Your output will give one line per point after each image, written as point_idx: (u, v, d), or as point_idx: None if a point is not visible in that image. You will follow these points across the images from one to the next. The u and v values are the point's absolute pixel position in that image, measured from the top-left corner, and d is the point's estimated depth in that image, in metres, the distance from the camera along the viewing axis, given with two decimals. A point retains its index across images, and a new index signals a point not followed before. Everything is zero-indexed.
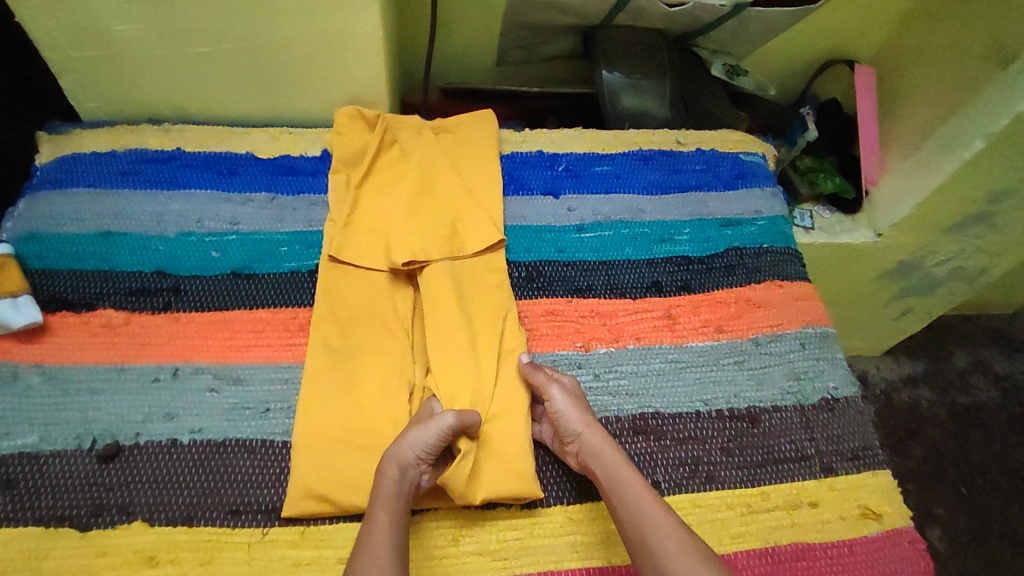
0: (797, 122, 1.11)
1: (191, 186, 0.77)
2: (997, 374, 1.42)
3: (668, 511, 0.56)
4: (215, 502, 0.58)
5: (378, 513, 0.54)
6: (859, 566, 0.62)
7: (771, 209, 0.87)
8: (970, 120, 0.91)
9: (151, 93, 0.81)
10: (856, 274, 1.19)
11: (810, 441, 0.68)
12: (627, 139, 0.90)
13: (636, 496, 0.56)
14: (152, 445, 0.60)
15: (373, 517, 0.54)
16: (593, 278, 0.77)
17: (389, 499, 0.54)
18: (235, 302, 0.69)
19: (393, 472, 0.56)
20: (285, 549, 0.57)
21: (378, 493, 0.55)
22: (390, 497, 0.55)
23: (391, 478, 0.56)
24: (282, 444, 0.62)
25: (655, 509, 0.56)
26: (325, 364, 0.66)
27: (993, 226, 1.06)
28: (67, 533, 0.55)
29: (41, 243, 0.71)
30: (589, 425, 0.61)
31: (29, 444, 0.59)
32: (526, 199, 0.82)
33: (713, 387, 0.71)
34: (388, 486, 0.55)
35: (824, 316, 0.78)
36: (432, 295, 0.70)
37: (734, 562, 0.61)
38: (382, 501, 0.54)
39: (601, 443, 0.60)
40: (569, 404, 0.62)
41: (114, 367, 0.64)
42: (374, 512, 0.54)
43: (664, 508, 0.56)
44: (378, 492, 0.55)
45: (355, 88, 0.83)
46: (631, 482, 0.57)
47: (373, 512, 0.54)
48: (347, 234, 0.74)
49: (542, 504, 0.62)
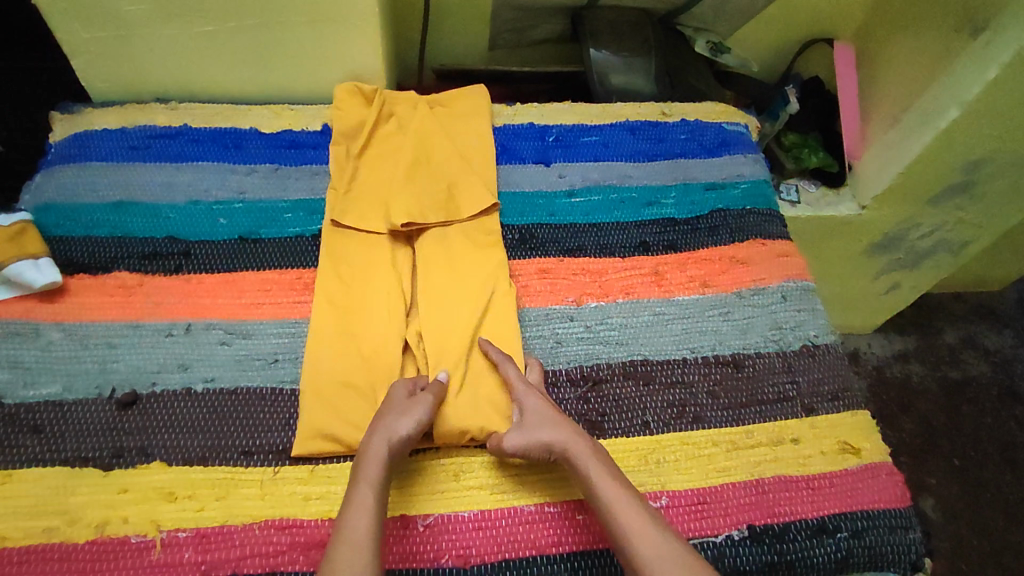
0: (780, 96, 1.14)
1: (198, 159, 0.81)
2: (986, 349, 1.45)
3: (641, 509, 0.56)
4: (228, 444, 0.62)
5: (361, 491, 0.55)
6: (838, 496, 0.65)
7: (754, 173, 0.91)
8: (944, 91, 0.95)
9: (159, 73, 0.85)
10: (844, 249, 1.22)
11: (792, 383, 0.72)
12: (614, 111, 0.94)
13: (609, 501, 0.56)
14: (168, 393, 0.64)
15: (356, 494, 0.54)
16: (584, 239, 0.80)
17: (373, 478, 0.55)
18: (244, 264, 0.73)
19: (379, 453, 0.57)
20: (296, 485, 0.60)
21: (363, 472, 0.56)
22: (374, 476, 0.56)
23: (375, 459, 0.56)
24: (290, 391, 0.66)
25: (628, 509, 0.56)
26: (330, 318, 0.69)
27: (973, 197, 1.09)
28: (91, 472, 0.59)
29: (57, 213, 0.75)
30: (554, 443, 0.60)
31: (53, 393, 0.63)
32: (520, 167, 0.86)
33: (699, 336, 0.74)
34: (372, 464, 0.56)
35: (805, 272, 0.82)
36: (427, 258, 0.75)
37: (719, 493, 0.64)
38: (365, 480, 0.55)
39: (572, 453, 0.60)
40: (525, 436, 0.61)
41: (131, 324, 0.68)
42: (358, 489, 0.55)
43: (641, 510, 0.56)
44: (362, 473, 0.56)
45: (353, 65, 0.87)
46: (605, 484, 0.57)
47: (357, 489, 0.55)
48: (348, 201, 0.78)
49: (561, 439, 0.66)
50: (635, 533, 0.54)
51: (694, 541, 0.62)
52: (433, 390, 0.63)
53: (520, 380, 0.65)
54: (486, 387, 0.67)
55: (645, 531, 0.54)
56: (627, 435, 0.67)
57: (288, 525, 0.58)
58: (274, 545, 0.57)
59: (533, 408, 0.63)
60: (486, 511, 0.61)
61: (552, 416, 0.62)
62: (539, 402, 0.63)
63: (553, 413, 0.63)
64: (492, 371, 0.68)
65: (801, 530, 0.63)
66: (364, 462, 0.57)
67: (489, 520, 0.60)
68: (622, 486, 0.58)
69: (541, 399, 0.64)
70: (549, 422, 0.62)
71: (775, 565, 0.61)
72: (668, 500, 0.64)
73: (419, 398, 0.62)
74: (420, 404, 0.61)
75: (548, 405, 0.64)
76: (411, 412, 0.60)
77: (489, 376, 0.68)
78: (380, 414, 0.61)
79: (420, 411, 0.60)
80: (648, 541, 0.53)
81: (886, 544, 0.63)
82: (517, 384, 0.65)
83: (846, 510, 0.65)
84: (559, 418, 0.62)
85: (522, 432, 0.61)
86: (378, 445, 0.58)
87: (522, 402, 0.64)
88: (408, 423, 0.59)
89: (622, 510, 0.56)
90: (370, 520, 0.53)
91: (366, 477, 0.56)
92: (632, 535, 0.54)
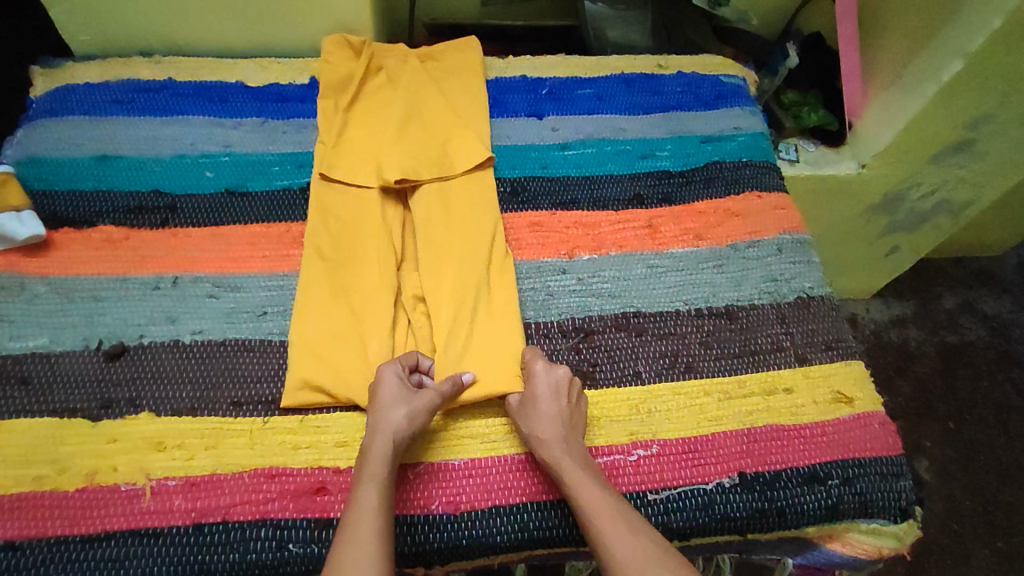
0: (779, 51, 1.10)
1: (184, 113, 0.79)
2: (985, 314, 1.45)
3: (617, 507, 0.55)
4: (217, 395, 0.61)
5: (366, 489, 0.54)
6: (831, 446, 0.65)
7: (751, 126, 0.89)
8: (946, 42, 0.92)
9: (142, 24, 0.83)
10: (843, 210, 1.20)
11: (786, 334, 0.71)
12: (609, 64, 0.92)
13: (586, 493, 0.55)
14: (156, 345, 0.64)
15: (360, 493, 0.54)
16: (576, 192, 0.79)
17: (377, 475, 0.54)
18: (230, 218, 0.72)
19: (383, 448, 0.56)
20: (286, 435, 0.60)
21: (368, 470, 0.55)
22: (379, 475, 0.55)
23: (379, 457, 0.55)
24: (279, 343, 0.65)
25: (605, 510, 0.54)
26: (320, 271, 0.69)
27: (975, 154, 1.07)
28: (80, 423, 0.59)
29: (41, 167, 0.74)
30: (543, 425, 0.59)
31: (40, 345, 0.63)
32: (512, 121, 0.84)
33: (693, 288, 0.74)
34: (377, 463, 0.55)
35: (801, 225, 0.81)
36: (423, 214, 0.74)
37: (710, 442, 0.64)
38: (371, 478, 0.54)
39: (556, 438, 0.58)
40: (523, 412, 0.61)
41: (117, 277, 0.67)
42: (362, 487, 0.54)
43: (616, 507, 0.55)
44: (367, 472, 0.55)
45: (339, 16, 0.85)
46: (580, 476, 0.56)
47: (362, 491, 0.54)
48: (337, 154, 0.76)
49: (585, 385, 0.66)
50: (613, 538, 0.53)
51: (683, 489, 0.62)
52: (442, 387, 0.61)
53: (539, 361, 0.64)
54: (487, 342, 0.66)
55: (628, 543, 0.53)
56: (619, 386, 0.67)
57: (278, 474, 0.58)
58: (264, 493, 0.57)
59: (539, 395, 0.61)
60: (475, 460, 0.61)
61: (551, 408, 0.60)
62: (548, 393, 0.61)
63: (554, 403, 0.60)
64: (492, 321, 0.68)
65: (792, 477, 0.63)
66: (368, 459, 0.55)
67: (478, 468, 0.60)
68: (600, 483, 0.57)
69: (551, 384, 0.62)
70: (546, 401, 0.60)
71: (765, 511, 0.61)
72: (658, 448, 0.63)
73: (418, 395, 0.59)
74: (427, 392, 0.60)
75: (554, 393, 0.61)
76: (410, 404, 0.59)
77: (489, 333, 0.67)
78: (377, 406, 0.59)
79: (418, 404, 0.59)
80: (620, 540, 0.53)
81: (876, 491, 0.63)
82: (535, 366, 0.63)
83: (839, 458, 0.64)
84: (561, 415, 0.60)
85: (522, 408, 0.61)
86: (382, 442, 0.56)
87: (533, 385, 0.62)
88: (409, 417, 0.58)
89: (600, 511, 0.54)
90: (374, 523, 0.52)
91: (372, 474, 0.55)
92: (603, 531, 0.53)
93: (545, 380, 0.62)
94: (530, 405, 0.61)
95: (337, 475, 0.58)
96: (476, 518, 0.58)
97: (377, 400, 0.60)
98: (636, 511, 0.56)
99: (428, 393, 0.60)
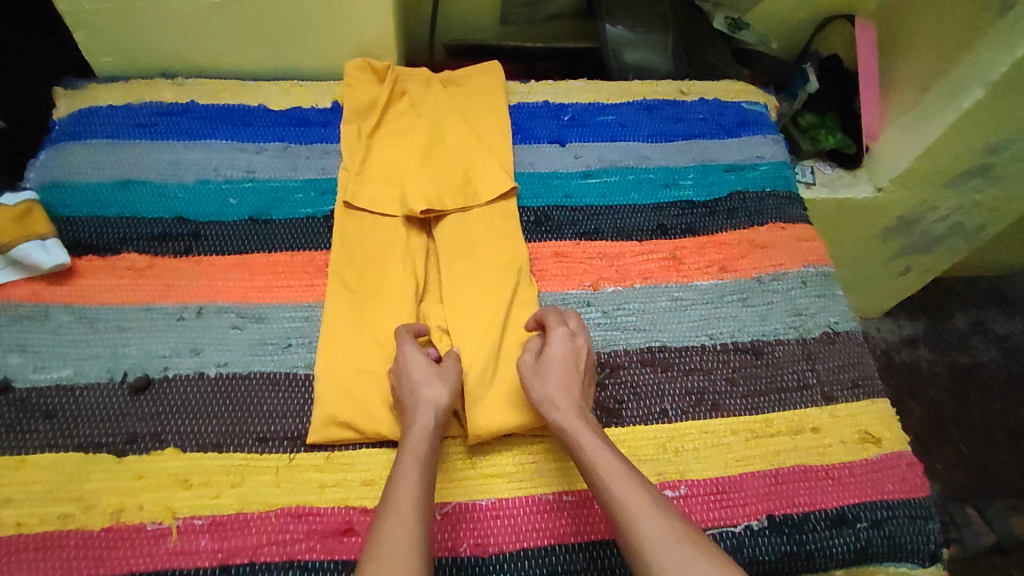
0: (797, 75, 1.10)
1: (207, 137, 0.79)
2: (997, 335, 1.44)
3: (638, 481, 0.54)
4: (242, 430, 0.61)
5: (406, 464, 0.55)
6: (859, 486, 0.65)
7: (774, 155, 0.88)
8: (969, 69, 0.91)
9: (166, 47, 0.82)
10: (860, 233, 1.20)
11: (812, 371, 0.71)
12: (631, 89, 0.92)
13: (608, 467, 0.55)
14: (181, 378, 0.63)
15: (401, 467, 0.54)
16: (601, 221, 0.79)
17: (418, 451, 0.56)
18: (254, 246, 0.71)
19: (425, 422, 0.57)
20: (312, 472, 0.60)
21: (409, 444, 0.56)
22: (419, 450, 0.56)
23: (421, 430, 0.57)
24: (304, 375, 0.65)
25: (625, 483, 0.53)
26: (345, 301, 0.68)
27: (992, 179, 1.06)
28: (104, 458, 0.58)
29: (64, 192, 0.74)
30: (556, 397, 0.60)
31: (64, 377, 0.62)
32: (534, 148, 0.84)
33: (718, 322, 0.73)
34: (419, 436, 0.57)
35: (826, 257, 0.80)
36: (449, 244, 0.73)
37: (737, 483, 0.64)
38: (411, 452, 0.56)
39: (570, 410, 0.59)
40: (533, 380, 0.62)
41: (141, 307, 0.67)
42: (404, 461, 0.55)
43: (638, 481, 0.54)
44: (408, 446, 0.56)
45: (363, 40, 0.84)
46: (601, 451, 0.56)
47: (403, 462, 0.55)
48: (360, 182, 0.76)
49: (611, 424, 0.66)
50: (637, 509, 0.52)
51: (713, 531, 0.61)
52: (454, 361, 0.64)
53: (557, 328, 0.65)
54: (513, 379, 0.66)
55: (651, 517, 0.51)
56: (645, 424, 0.66)
57: (305, 513, 0.57)
58: (291, 533, 0.56)
59: (556, 364, 0.62)
60: (502, 499, 0.60)
61: (566, 377, 0.62)
62: (562, 358, 0.63)
63: (569, 373, 0.62)
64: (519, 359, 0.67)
65: (820, 519, 0.62)
66: (410, 433, 0.57)
67: (505, 508, 0.60)
68: (620, 458, 0.56)
69: (567, 353, 0.63)
70: (559, 374, 0.62)
71: (795, 555, 0.61)
72: (686, 489, 0.63)
73: (446, 369, 0.62)
74: (450, 368, 0.62)
75: (570, 364, 0.63)
76: (444, 380, 0.61)
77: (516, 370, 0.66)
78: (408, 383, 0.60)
79: (449, 378, 0.61)
80: (646, 517, 0.51)
81: (906, 534, 0.63)
82: (552, 331, 0.65)
83: (867, 500, 0.64)
84: (572, 383, 0.61)
85: (533, 377, 0.62)
86: (424, 415, 0.58)
87: (548, 351, 0.64)
88: (445, 391, 0.60)
89: (621, 485, 0.53)
90: (416, 495, 0.52)
91: (412, 451, 0.56)
92: (625, 505, 0.52)
93: (560, 348, 0.63)
94: (544, 370, 0.62)
95: (365, 514, 0.58)
96: (504, 561, 0.58)
97: (406, 376, 0.61)
98: (658, 490, 0.55)
99: (451, 365, 0.63)
